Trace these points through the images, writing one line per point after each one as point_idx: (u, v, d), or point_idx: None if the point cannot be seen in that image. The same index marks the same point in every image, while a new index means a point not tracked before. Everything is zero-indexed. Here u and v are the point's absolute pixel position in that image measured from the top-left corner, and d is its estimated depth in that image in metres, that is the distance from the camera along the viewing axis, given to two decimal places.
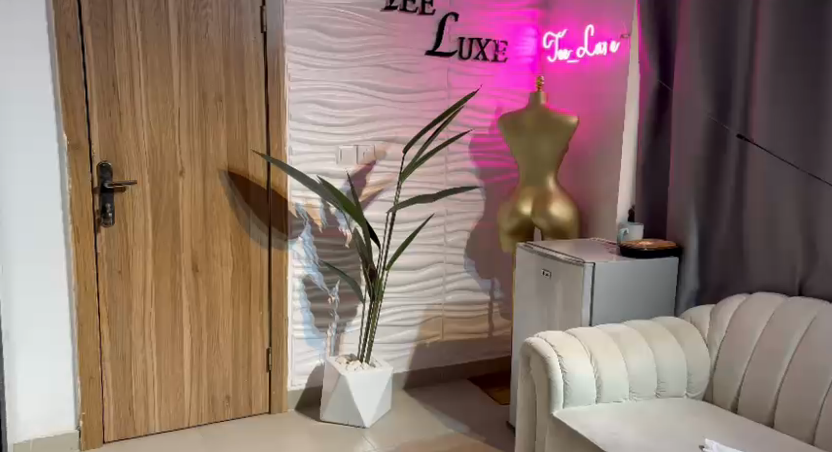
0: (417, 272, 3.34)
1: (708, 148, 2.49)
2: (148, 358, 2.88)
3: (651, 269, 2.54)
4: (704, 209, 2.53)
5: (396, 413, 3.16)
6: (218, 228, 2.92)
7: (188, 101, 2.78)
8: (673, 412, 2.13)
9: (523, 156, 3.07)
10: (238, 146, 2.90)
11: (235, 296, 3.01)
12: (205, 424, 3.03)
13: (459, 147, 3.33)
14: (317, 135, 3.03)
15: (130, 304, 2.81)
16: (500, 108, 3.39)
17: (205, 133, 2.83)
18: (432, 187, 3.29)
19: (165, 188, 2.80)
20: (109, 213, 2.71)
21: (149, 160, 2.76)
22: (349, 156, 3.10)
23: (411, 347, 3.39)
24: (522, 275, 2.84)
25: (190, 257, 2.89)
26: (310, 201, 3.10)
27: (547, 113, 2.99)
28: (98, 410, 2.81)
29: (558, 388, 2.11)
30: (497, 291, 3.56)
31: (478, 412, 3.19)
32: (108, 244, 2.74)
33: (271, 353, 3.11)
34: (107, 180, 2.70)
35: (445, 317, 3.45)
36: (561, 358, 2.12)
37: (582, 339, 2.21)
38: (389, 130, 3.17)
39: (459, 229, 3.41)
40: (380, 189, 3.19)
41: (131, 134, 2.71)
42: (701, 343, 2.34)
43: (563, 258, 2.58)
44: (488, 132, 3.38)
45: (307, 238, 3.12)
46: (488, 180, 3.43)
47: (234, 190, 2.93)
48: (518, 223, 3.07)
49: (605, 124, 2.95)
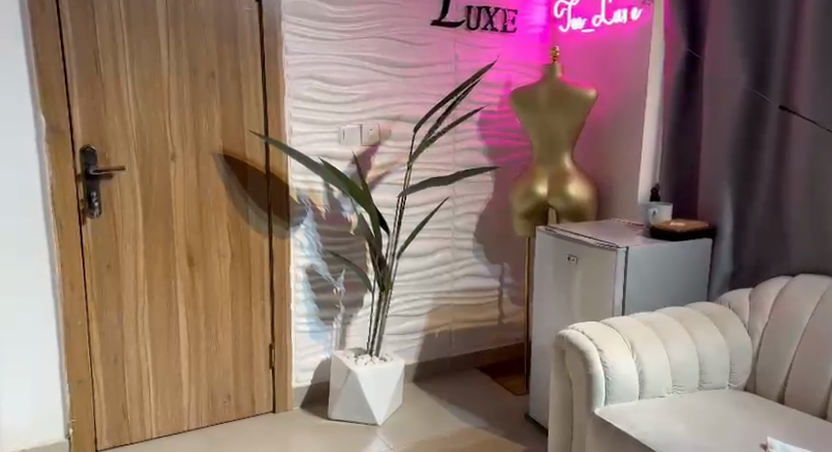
0: (425, 258, 3.16)
1: (746, 121, 2.33)
2: (143, 358, 2.68)
3: (686, 252, 2.38)
4: (739, 185, 2.37)
5: (408, 409, 3.00)
6: (214, 217, 2.71)
7: (178, 77, 2.54)
8: (719, 407, 1.98)
9: (537, 132, 2.86)
10: (235, 127, 2.68)
11: (235, 289, 2.81)
12: (205, 426, 2.85)
13: (468, 126, 3.14)
14: (318, 115, 2.82)
15: (121, 302, 2.61)
16: (509, 82, 3.19)
17: (198, 114, 2.60)
18: (440, 168, 3.10)
19: (155, 175, 2.57)
20: (94, 203, 2.49)
21: (137, 145, 2.53)
22: (353, 136, 2.90)
23: (419, 337, 3.22)
24: (542, 261, 2.67)
25: (185, 249, 2.68)
26: (313, 186, 2.90)
27: (564, 87, 2.77)
28: (90, 417, 2.62)
29: (599, 384, 1.96)
30: (507, 276, 3.39)
31: (494, 404, 3.03)
32: (95, 237, 2.52)
33: (275, 349, 2.92)
34: (92, 167, 2.47)
35: (454, 305, 3.28)
36: (603, 352, 1.98)
37: (620, 330, 2.06)
38: (393, 108, 2.97)
39: (468, 212, 3.22)
40: (385, 172, 3.00)
41: (116, 115, 2.48)
42: (742, 330, 2.18)
43: (592, 243, 2.40)
44: (497, 109, 3.19)
45: (310, 226, 2.92)
46: (497, 161, 3.24)
47: (231, 176, 2.72)
48: (534, 205, 2.87)
49: (626, 97, 2.76)
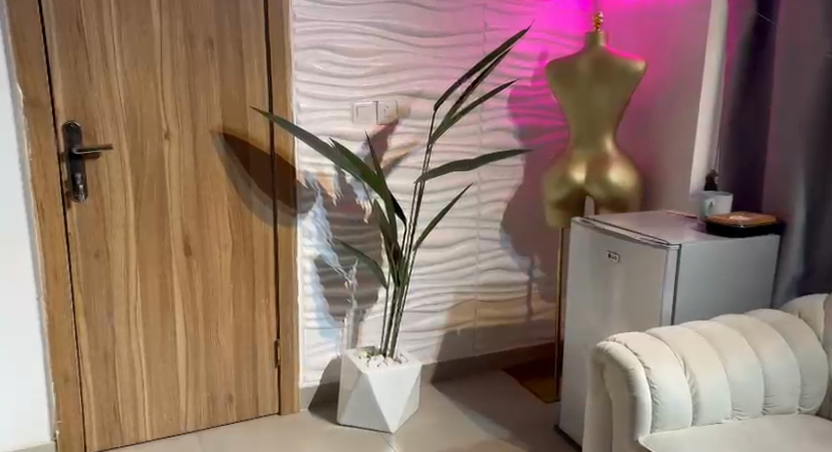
0: (446, 250, 2.87)
1: (825, 97, 2.00)
2: (135, 354, 2.46)
3: (747, 251, 2.06)
4: (815, 172, 2.05)
5: (425, 415, 2.73)
6: (214, 203, 2.46)
7: (172, 46, 2.27)
8: (788, 439, 1.67)
9: (575, 110, 2.53)
10: (236, 102, 2.41)
11: (236, 282, 2.56)
12: (203, 429, 2.63)
13: (497, 103, 2.82)
14: (329, 90, 2.53)
15: (110, 295, 2.37)
16: (544, 54, 2.87)
17: (194, 86, 2.33)
18: (464, 151, 2.80)
19: (148, 156, 2.32)
20: (79, 186, 2.24)
21: (127, 121, 2.27)
22: (367, 114, 2.61)
23: (439, 335, 2.95)
24: (577, 257, 2.37)
25: (181, 238, 2.43)
26: (323, 170, 2.62)
27: (607, 60, 2.44)
28: (78, 417, 2.41)
29: (645, 408, 1.66)
30: (537, 270, 3.09)
31: (521, 413, 2.75)
32: (81, 223, 2.28)
33: (280, 347, 2.68)
34: (76, 144, 2.21)
35: (478, 301, 2.99)
36: (651, 371, 1.67)
37: (671, 344, 1.75)
38: (413, 82, 2.67)
39: (495, 199, 2.92)
40: (404, 153, 2.71)
41: (102, 87, 2.21)
42: (816, 344, 1.85)
43: (637, 239, 2.09)
44: (530, 83, 2.87)
45: (320, 214, 2.65)
46: (529, 142, 2.92)
47: (232, 158, 2.46)
48: (569, 193, 2.55)
49: (679, 68, 2.43)
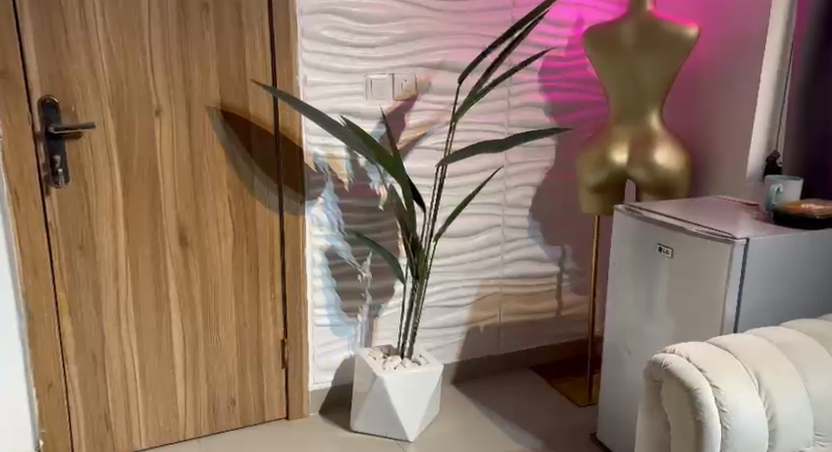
0: (470, 240, 2.61)
1: None
2: (127, 356, 2.23)
3: (820, 243, 1.81)
4: None
5: (446, 420, 2.49)
6: (212, 189, 2.21)
7: (161, 10, 2.01)
8: None
9: (617, 82, 2.25)
10: (235, 74, 2.14)
11: (238, 276, 2.32)
12: (204, 436, 2.41)
13: (527, 76, 2.54)
14: (340, 61, 2.27)
15: (98, 291, 2.14)
16: (580, 20, 2.57)
17: (188, 56, 2.07)
18: (490, 130, 2.53)
19: (136, 136, 2.07)
20: (59, 170, 2.00)
21: (111, 96, 2.02)
22: (383, 88, 2.35)
23: (462, 332, 2.70)
24: (619, 249, 2.10)
25: (177, 228, 2.19)
26: (333, 151, 2.36)
27: (654, 25, 2.15)
28: (64, 426, 2.19)
29: (713, 436, 1.40)
30: (568, 261, 2.82)
31: (550, 419, 2.50)
32: (62, 213, 2.04)
33: (288, 347, 2.44)
34: (54, 123, 1.96)
35: (504, 295, 2.74)
36: (720, 392, 1.42)
37: (742, 358, 1.49)
38: (434, 52, 2.39)
39: (524, 183, 2.65)
40: (424, 133, 2.44)
41: (82, 57, 1.96)
42: None
43: (694, 231, 1.82)
44: (564, 54, 2.58)
45: (330, 200, 2.39)
46: (562, 120, 2.64)
47: (232, 138, 2.20)
48: (609, 177, 2.27)
49: (740, 32, 2.14)
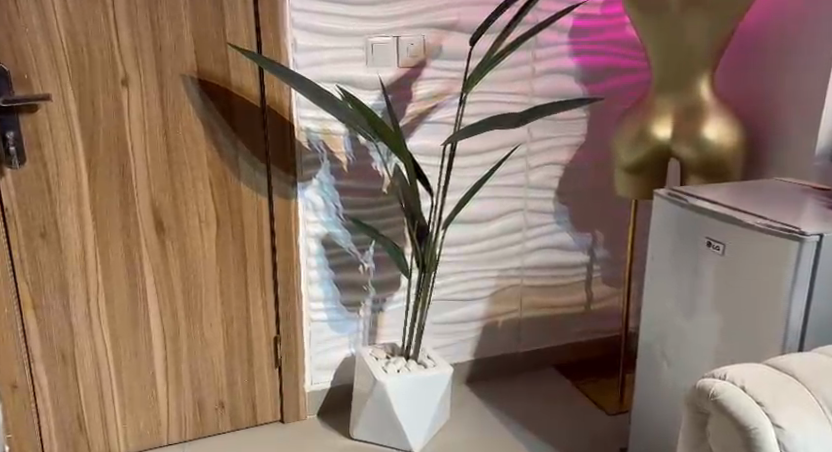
0: (486, 226, 2.31)
1: None
2: (102, 354, 2.00)
3: None
4: None
5: (457, 425, 2.23)
6: (190, 169, 1.95)
7: None
8: None
9: (659, 43, 1.91)
10: (213, 38, 1.87)
11: (224, 266, 2.06)
12: (190, 440, 2.19)
13: (555, 37, 2.21)
14: (337, 21, 1.98)
15: (65, 283, 1.91)
16: None
17: (157, 16, 1.80)
18: (510, 101, 2.21)
19: (100, 109, 1.82)
20: (12, 149, 1.76)
21: (70, 64, 1.76)
22: (386, 54, 2.05)
23: (478, 327, 2.42)
24: (658, 241, 1.79)
25: (151, 213, 1.94)
26: (328, 126, 2.08)
27: None
28: (33, 431, 1.98)
29: None
30: (600, 249, 2.51)
31: (575, 427, 2.21)
32: (19, 196, 1.80)
33: (281, 345, 2.19)
34: (4, 95, 1.72)
35: (525, 287, 2.44)
36: (785, 434, 1.11)
37: (814, 389, 1.17)
38: (447, 11, 2.08)
39: (549, 162, 2.33)
40: (433, 105, 2.15)
41: (35, 19, 1.70)
42: None
43: (753, 224, 1.50)
44: (599, 11, 2.23)
45: (326, 182, 2.12)
46: (595, 88, 2.31)
47: (212, 111, 1.93)
48: (648, 155, 1.95)
49: None
